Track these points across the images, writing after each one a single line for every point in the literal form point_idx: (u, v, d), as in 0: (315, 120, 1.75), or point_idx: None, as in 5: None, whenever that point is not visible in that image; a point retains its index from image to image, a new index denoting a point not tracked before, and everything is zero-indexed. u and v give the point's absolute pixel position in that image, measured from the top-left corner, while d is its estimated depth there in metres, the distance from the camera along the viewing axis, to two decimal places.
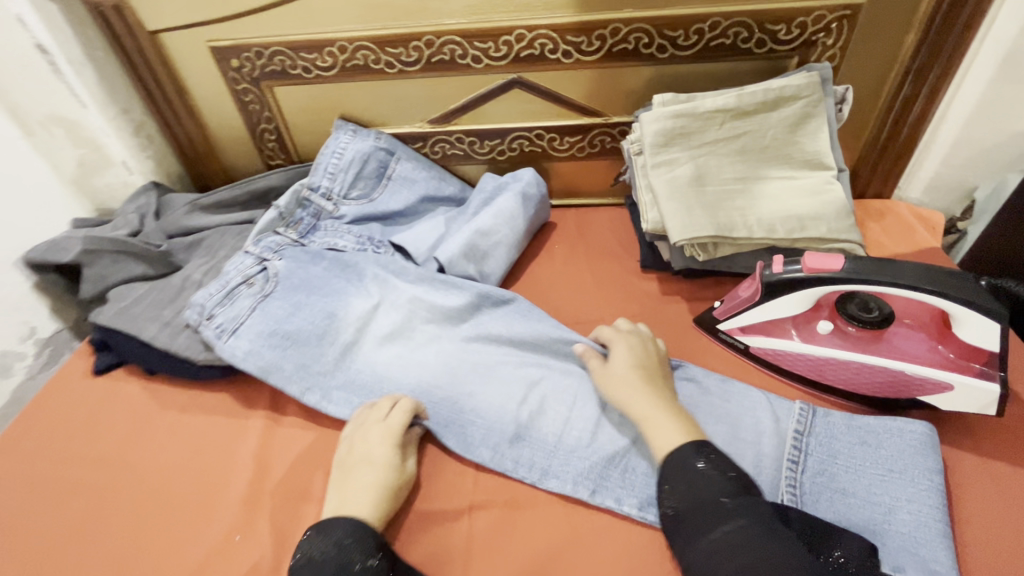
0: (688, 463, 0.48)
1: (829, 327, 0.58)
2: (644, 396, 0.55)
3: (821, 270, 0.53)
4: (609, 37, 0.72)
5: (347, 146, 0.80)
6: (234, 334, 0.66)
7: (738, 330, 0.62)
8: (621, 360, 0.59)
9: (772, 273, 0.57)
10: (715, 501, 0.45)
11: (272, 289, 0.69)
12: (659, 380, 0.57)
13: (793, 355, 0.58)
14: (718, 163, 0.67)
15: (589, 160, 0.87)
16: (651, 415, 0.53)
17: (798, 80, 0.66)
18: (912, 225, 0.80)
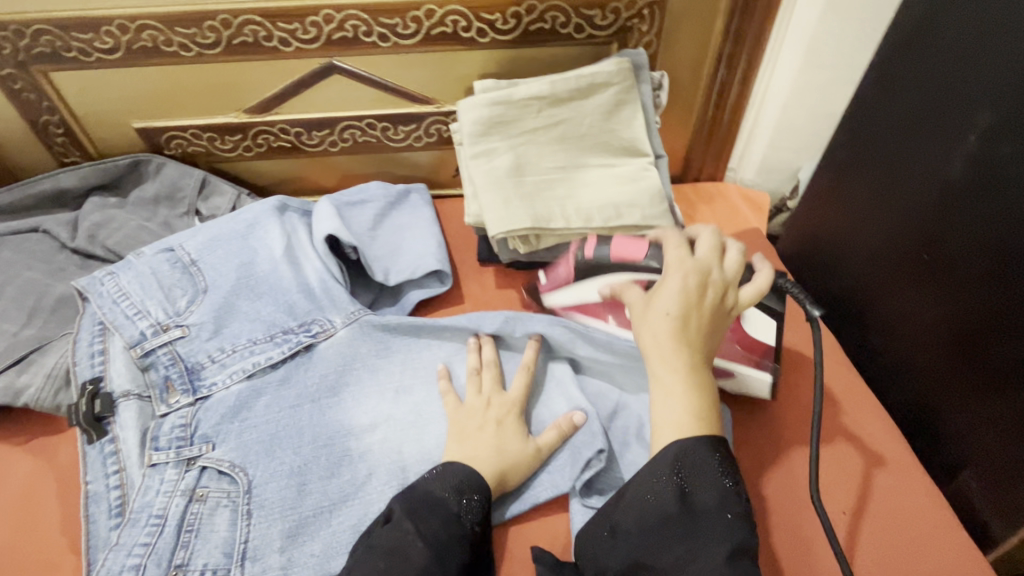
0: (701, 452, 0.43)
1: None
2: (672, 349, 0.46)
3: (619, 258, 0.56)
4: (424, 19, 0.68)
5: (114, 284, 0.63)
6: (249, 559, 0.49)
7: (560, 307, 0.63)
8: (670, 293, 0.47)
9: (584, 256, 0.59)
10: (706, 507, 0.43)
11: (244, 479, 0.52)
12: (704, 334, 0.47)
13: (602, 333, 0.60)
14: (538, 152, 0.66)
15: (431, 149, 0.83)
16: (671, 379, 0.45)
17: (608, 66, 0.65)
18: (737, 208, 0.84)
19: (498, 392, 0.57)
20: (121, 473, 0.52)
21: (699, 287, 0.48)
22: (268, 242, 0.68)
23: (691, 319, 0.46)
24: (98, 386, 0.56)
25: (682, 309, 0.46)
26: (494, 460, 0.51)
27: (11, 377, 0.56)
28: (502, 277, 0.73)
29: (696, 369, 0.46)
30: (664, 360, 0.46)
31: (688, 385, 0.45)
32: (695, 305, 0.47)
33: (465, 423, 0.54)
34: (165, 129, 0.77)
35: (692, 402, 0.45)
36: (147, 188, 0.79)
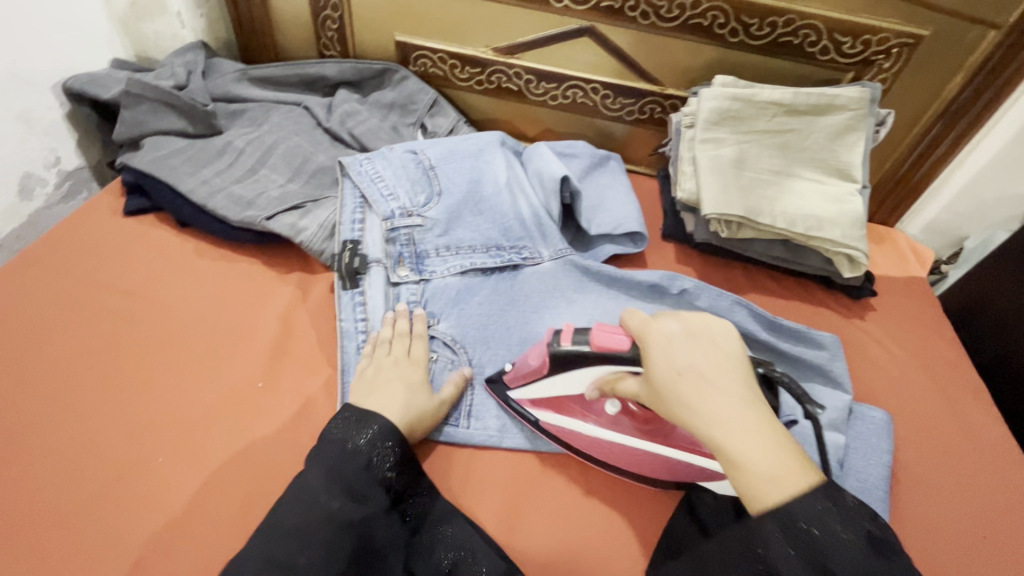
0: (809, 502, 0.39)
1: (615, 408, 0.56)
2: (732, 413, 0.42)
3: (605, 350, 0.50)
4: (688, 8, 0.74)
5: (372, 167, 0.73)
6: (471, 416, 0.59)
7: (526, 402, 0.59)
8: (677, 359, 0.44)
9: (560, 346, 0.54)
10: (821, 568, 0.38)
11: (465, 353, 0.63)
12: (732, 368, 0.44)
13: (578, 436, 0.57)
14: (759, 153, 0.72)
15: (635, 125, 0.90)
16: (730, 441, 0.41)
17: (850, 92, 0.70)
18: (906, 256, 0.85)
19: (406, 355, 0.59)
20: (367, 319, 0.63)
21: (690, 349, 0.45)
22: (494, 168, 0.77)
23: (707, 360, 0.44)
24: (356, 246, 0.67)
25: (703, 375, 0.43)
26: (402, 413, 0.53)
27: (296, 218, 0.68)
28: (683, 254, 0.79)
29: (749, 408, 0.42)
30: (733, 426, 0.41)
31: (754, 431, 0.41)
32: (708, 365, 0.44)
33: (374, 381, 0.56)
34: (418, 48, 0.87)
35: (778, 448, 0.41)
36: (387, 94, 0.89)
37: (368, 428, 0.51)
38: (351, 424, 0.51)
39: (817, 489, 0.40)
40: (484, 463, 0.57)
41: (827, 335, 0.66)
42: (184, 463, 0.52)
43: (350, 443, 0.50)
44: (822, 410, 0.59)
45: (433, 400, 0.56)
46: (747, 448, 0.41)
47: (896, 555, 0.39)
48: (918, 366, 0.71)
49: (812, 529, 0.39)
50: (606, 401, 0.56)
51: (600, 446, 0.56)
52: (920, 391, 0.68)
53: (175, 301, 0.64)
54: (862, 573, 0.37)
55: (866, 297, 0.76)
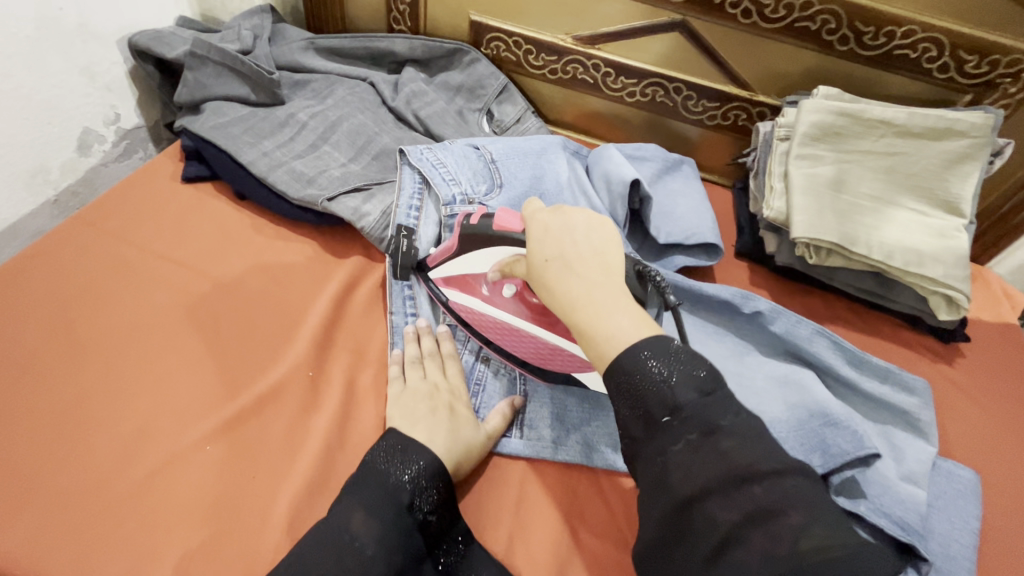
0: (636, 354, 0.39)
1: (512, 292, 0.55)
2: (578, 287, 0.43)
3: (502, 229, 0.52)
4: (797, 9, 0.68)
5: (433, 155, 0.68)
6: (523, 428, 0.55)
7: (442, 281, 0.60)
8: (544, 243, 0.46)
9: (469, 223, 0.56)
10: (647, 417, 0.38)
11: None
12: (597, 252, 0.45)
13: (475, 313, 0.57)
14: (860, 175, 0.66)
15: (716, 131, 0.84)
16: (593, 318, 0.41)
17: (973, 117, 0.63)
18: (999, 297, 0.78)
19: (444, 377, 0.55)
20: (418, 315, 0.60)
21: (563, 237, 0.46)
22: (557, 168, 0.72)
23: (576, 246, 0.45)
24: (411, 235, 0.63)
25: (560, 255, 0.45)
26: (443, 446, 0.48)
27: (359, 202, 0.65)
28: (757, 275, 0.74)
29: (606, 285, 0.43)
30: (582, 290, 0.42)
31: (609, 305, 0.42)
32: (559, 247, 0.45)
33: (410, 406, 0.51)
34: (493, 30, 0.82)
35: (628, 313, 0.41)
36: (455, 76, 0.85)
37: (413, 462, 0.45)
38: (394, 455, 0.46)
39: (654, 334, 0.40)
40: (540, 477, 0.52)
41: (921, 379, 0.58)
42: (233, 451, 0.49)
43: (390, 477, 0.45)
44: (903, 461, 0.54)
45: (478, 432, 0.51)
46: (590, 311, 0.41)
47: (730, 399, 0.38)
48: (1010, 423, 0.64)
49: (645, 374, 0.38)
50: (503, 285, 0.55)
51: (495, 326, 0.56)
52: (1012, 450, 0.62)
53: (228, 275, 0.61)
54: (682, 409, 0.37)
55: (956, 341, 0.70)
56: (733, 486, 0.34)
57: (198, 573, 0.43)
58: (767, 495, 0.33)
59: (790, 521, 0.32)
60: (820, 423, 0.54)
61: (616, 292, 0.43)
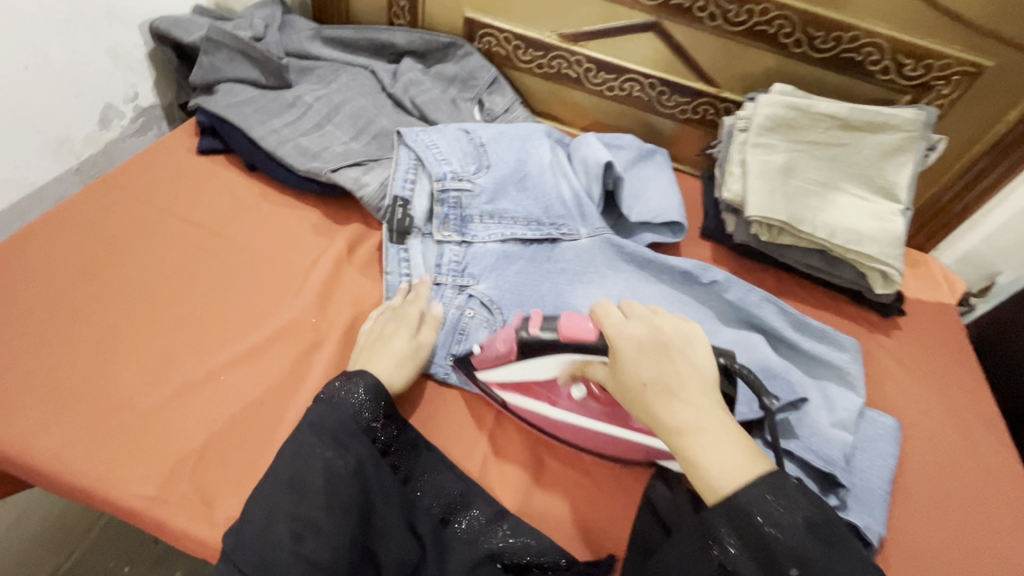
0: (752, 491, 0.40)
1: (581, 393, 0.56)
2: (683, 416, 0.44)
3: (572, 340, 0.51)
4: (756, 14, 0.76)
5: (427, 136, 0.75)
6: None
7: (495, 383, 0.59)
8: (636, 363, 0.46)
9: (528, 333, 0.54)
10: (765, 563, 0.39)
11: (500, 316, 0.66)
12: (695, 374, 0.45)
13: (540, 417, 0.57)
14: (809, 163, 0.73)
15: (687, 124, 0.91)
16: (700, 450, 0.43)
17: (906, 113, 0.71)
18: (937, 281, 0.85)
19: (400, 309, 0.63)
20: (410, 274, 0.67)
21: (654, 355, 0.46)
22: (540, 152, 0.79)
23: (675, 369, 0.45)
24: (405, 205, 0.70)
25: (655, 377, 0.45)
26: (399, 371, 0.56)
27: (359, 174, 0.72)
28: (719, 253, 0.81)
29: (709, 412, 0.44)
30: (687, 418, 0.43)
31: (719, 436, 0.43)
32: (653, 368, 0.46)
33: (379, 339, 0.59)
34: (485, 26, 0.90)
35: (737, 445, 0.43)
36: (449, 68, 0.92)
37: (360, 386, 0.53)
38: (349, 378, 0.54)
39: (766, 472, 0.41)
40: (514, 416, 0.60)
41: (849, 339, 0.67)
42: (244, 381, 0.56)
43: (342, 397, 0.53)
44: (833, 410, 0.61)
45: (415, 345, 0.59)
46: (695, 441, 0.43)
47: (844, 539, 0.39)
48: (934, 388, 0.72)
49: (756, 516, 0.40)
50: (571, 387, 0.56)
51: (569, 429, 0.57)
52: (934, 411, 0.70)
53: (240, 236, 0.68)
54: (810, 562, 0.38)
55: (893, 315, 0.78)
56: None
57: (212, 479, 0.50)
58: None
59: None
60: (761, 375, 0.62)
61: (726, 425, 0.44)
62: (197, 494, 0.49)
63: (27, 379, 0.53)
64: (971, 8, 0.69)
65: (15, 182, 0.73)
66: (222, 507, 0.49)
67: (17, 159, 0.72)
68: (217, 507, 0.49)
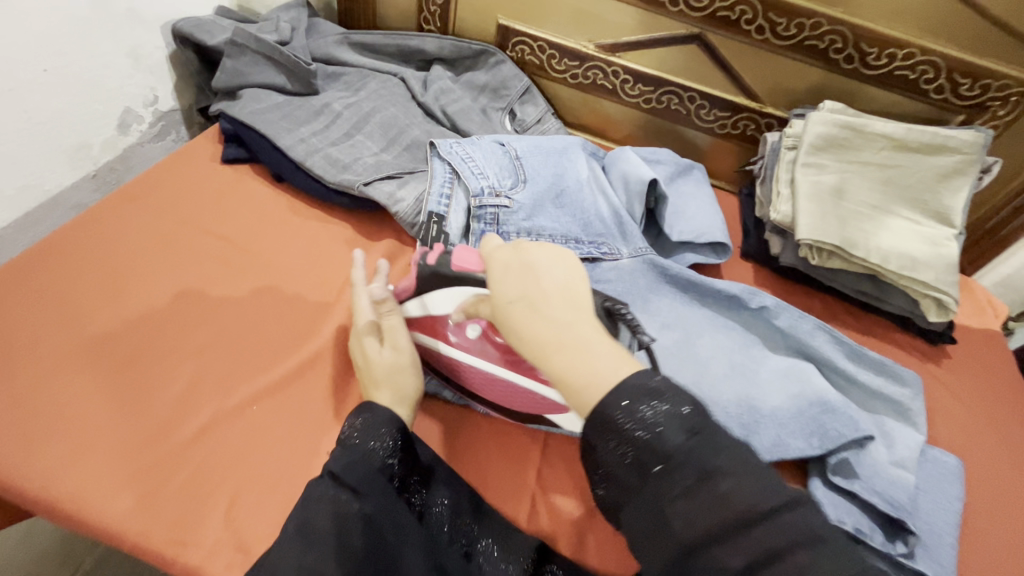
0: (625, 396, 0.36)
1: (476, 333, 0.53)
2: (541, 333, 0.39)
3: (462, 270, 0.51)
4: (807, 29, 0.73)
5: (462, 148, 0.72)
6: None
7: (409, 323, 0.57)
8: (501, 284, 0.41)
9: (426, 263, 0.54)
10: (638, 464, 0.36)
11: None
12: (561, 290, 0.40)
13: (442, 355, 0.56)
14: (860, 184, 0.71)
15: (725, 140, 0.88)
16: (573, 367, 0.38)
17: (964, 135, 0.68)
18: (983, 307, 0.82)
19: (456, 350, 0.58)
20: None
21: (524, 277, 0.41)
22: (577, 166, 0.76)
23: (542, 283, 0.40)
24: (441, 221, 0.67)
25: (520, 296, 0.40)
26: None
27: (394, 188, 0.68)
28: (761, 275, 0.78)
29: (580, 325, 0.39)
30: (547, 335, 0.38)
31: (583, 350, 0.38)
32: (518, 289, 0.40)
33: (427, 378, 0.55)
34: (519, 34, 0.87)
35: (612, 356, 0.38)
36: (480, 76, 0.89)
37: (375, 432, 0.48)
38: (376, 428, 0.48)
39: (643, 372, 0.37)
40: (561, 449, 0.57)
41: (910, 372, 0.64)
42: (278, 412, 0.52)
43: (360, 444, 0.47)
44: (894, 447, 0.58)
45: None
46: (562, 361, 0.38)
47: (724, 435, 0.36)
48: (988, 421, 0.69)
49: (615, 411, 0.36)
50: (466, 326, 0.53)
51: (467, 370, 0.54)
52: (991, 445, 0.67)
53: (265, 251, 0.64)
54: (674, 454, 0.35)
55: (944, 343, 0.75)
56: (732, 531, 0.33)
57: (247, 518, 0.46)
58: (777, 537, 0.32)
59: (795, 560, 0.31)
60: (818, 410, 0.58)
61: (593, 339, 0.38)
62: (231, 538, 0.45)
63: (48, 406, 0.49)
64: None
65: (30, 189, 0.69)
66: (257, 552, 0.45)
67: (32, 165, 0.68)
68: (253, 552, 0.45)
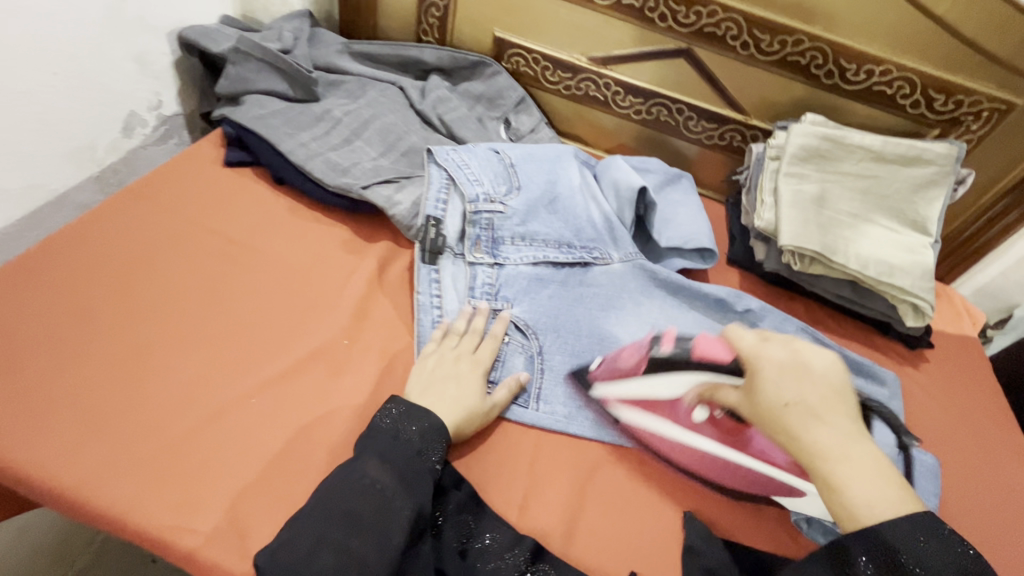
0: (904, 528, 0.41)
1: (705, 417, 0.59)
2: (844, 445, 0.44)
3: (704, 355, 0.61)
4: (789, 45, 0.77)
5: (458, 155, 0.74)
6: (539, 401, 0.60)
7: (604, 397, 0.61)
8: (778, 382, 0.47)
9: (658, 350, 0.63)
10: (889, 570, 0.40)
11: (536, 341, 0.64)
12: (822, 392, 0.47)
13: (660, 438, 0.59)
14: (841, 194, 0.74)
15: (713, 151, 0.91)
16: (823, 463, 0.43)
17: (938, 147, 0.72)
18: (960, 314, 0.85)
19: (471, 351, 0.60)
20: (442, 316, 0.64)
21: (795, 379, 0.47)
22: (570, 174, 0.79)
23: (816, 385, 0.47)
24: (437, 224, 0.69)
25: (807, 399, 0.46)
26: (449, 409, 0.54)
27: (391, 192, 0.70)
28: (746, 281, 0.81)
29: (855, 438, 0.44)
30: (837, 446, 0.44)
31: (849, 459, 0.43)
32: (808, 395, 0.46)
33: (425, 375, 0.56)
34: (515, 46, 0.90)
35: (890, 472, 0.43)
36: (477, 86, 0.91)
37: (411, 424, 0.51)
38: (399, 416, 0.51)
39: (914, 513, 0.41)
40: (551, 445, 0.58)
41: (888, 373, 0.67)
42: (275, 405, 0.54)
43: (399, 432, 0.50)
44: (873, 445, 0.60)
45: (483, 402, 0.56)
46: (827, 464, 0.43)
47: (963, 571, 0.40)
48: (963, 422, 0.72)
49: (902, 545, 0.40)
50: (697, 409, 0.59)
51: (678, 445, 0.58)
52: (966, 446, 0.69)
53: (265, 250, 0.66)
54: (889, 557, 0.40)
55: (921, 348, 0.78)
56: None
57: (244, 506, 0.48)
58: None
59: None
60: None
61: (873, 450, 0.44)
62: (229, 525, 0.47)
63: (50, 397, 0.50)
64: (1004, 47, 0.70)
65: (35, 189, 0.71)
66: (254, 539, 0.47)
67: (38, 165, 0.70)
68: (252, 538, 0.47)
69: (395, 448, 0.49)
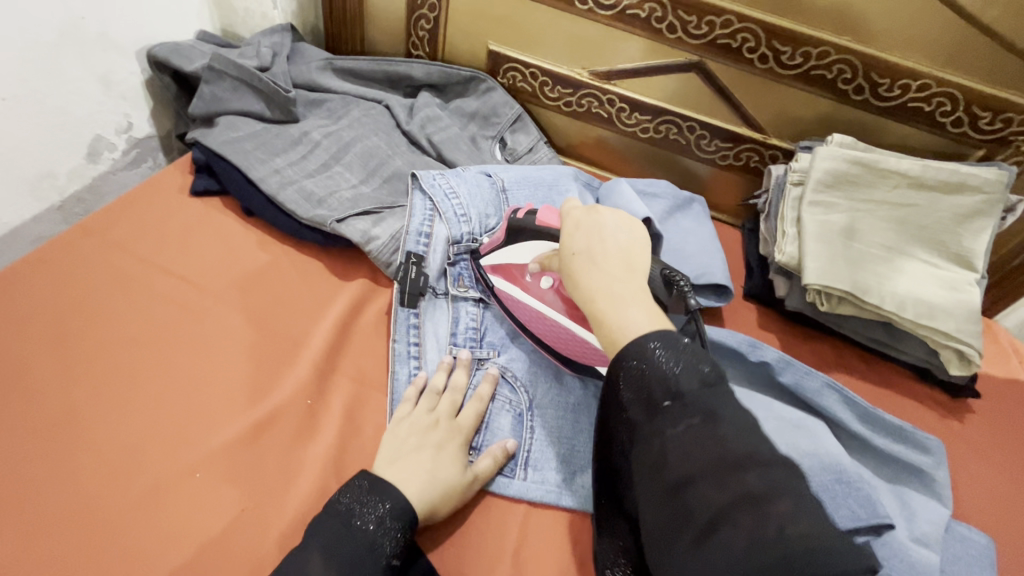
0: (651, 354, 0.41)
1: (549, 284, 0.56)
2: (618, 283, 0.46)
3: (545, 225, 0.57)
4: (813, 58, 0.69)
5: (445, 181, 0.67)
6: (528, 468, 0.53)
7: (489, 268, 0.61)
8: (573, 237, 0.50)
9: (516, 217, 0.59)
10: (644, 402, 0.40)
11: (526, 396, 0.56)
12: (619, 252, 0.48)
13: (515, 303, 0.58)
14: (873, 224, 0.65)
15: (727, 171, 0.83)
16: (616, 311, 0.44)
17: (986, 172, 0.63)
18: (1009, 353, 0.76)
19: (449, 416, 0.53)
20: (421, 369, 0.57)
21: (591, 237, 0.49)
22: (568, 201, 0.71)
23: (607, 243, 0.48)
24: (419, 261, 0.62)
25: (585, 247, 0.48)
26: (421, 487, 0.46)
27: (369, 226, 0.64)
28: (765, 319, 0.73)
29: (624, 281, 0.46)
30: (606, 284, 0.46)
31: (630, 301, 0.44)
32: (593, 244, 0.49)
33: (397, 442, 0.49)
34: (510, 59, 0.83)
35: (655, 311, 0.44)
36: (470, 103, 0.85)
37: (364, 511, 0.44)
38: (362, 495, 0.45)
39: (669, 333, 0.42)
40: (541, 521, 0.51)
41: (933, 437, 0.57)
42: (224, 480, 0.48)
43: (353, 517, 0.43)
44: (915, 523, 0.52)
45: (463, 474, 0.49)
46: (600, 302, 0.45)
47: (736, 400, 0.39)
48: (1015, 485, 0.63)
49: (643, 373, 0.40)
50: (544, 276, 0.57)
51: (531, 316, 0.57)
52: (1019, 514, 0.60)
53: (227, 292, 0.60)
54: (641, 384, 0.41)
55: (966, 396, 0.69)
56: (727, 472, 0.35)
57: None
58: (759, 482, 0.34)
59: (779, 509, 0.33)
60: (831, 480, 0.51)
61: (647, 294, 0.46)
62: None
63: None
64: None
65: None
66: None
67: None
68: None
69: (342, 541, 0.42)
